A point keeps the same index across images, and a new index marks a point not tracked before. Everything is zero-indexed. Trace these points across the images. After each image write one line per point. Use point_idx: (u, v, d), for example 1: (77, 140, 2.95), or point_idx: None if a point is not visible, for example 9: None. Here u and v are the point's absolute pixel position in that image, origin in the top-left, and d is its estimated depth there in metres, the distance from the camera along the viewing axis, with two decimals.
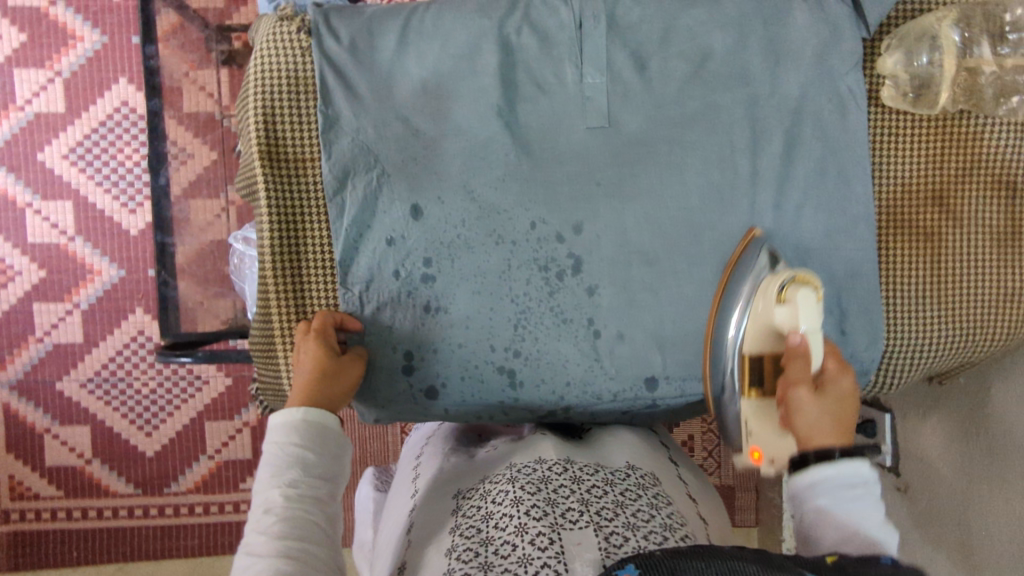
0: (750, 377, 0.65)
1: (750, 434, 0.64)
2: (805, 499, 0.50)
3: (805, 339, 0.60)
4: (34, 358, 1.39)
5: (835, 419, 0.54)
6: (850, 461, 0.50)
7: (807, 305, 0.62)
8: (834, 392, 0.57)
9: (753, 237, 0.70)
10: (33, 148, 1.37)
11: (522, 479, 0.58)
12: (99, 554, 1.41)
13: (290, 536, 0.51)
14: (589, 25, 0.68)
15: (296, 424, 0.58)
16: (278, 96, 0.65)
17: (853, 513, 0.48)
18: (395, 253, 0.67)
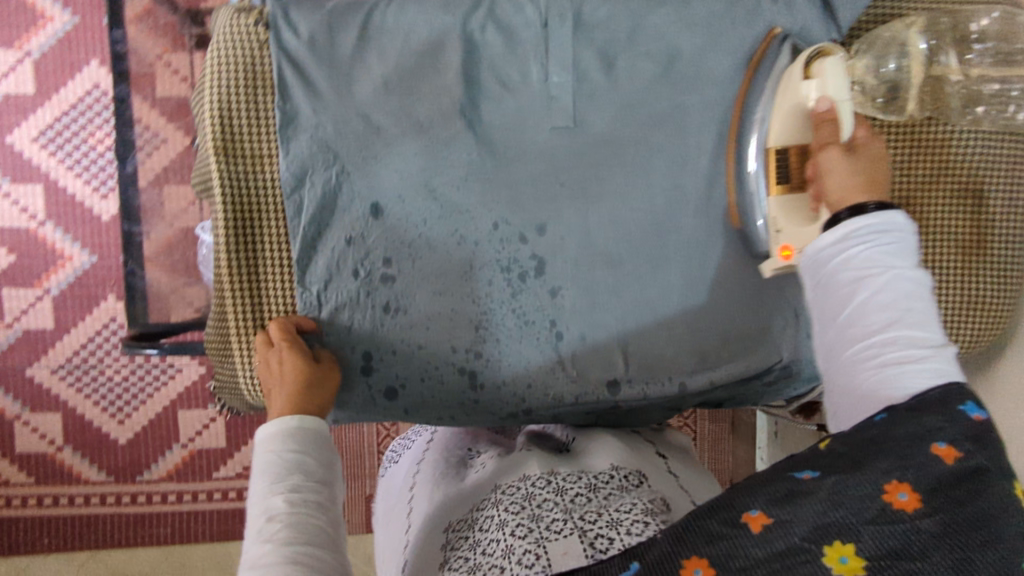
0: (778, 170, 0.64)
1: (779, 232, 0.63)
2: (827, 255, 0.49)
3: (833, 104, 0.59)
4: (4, 343, 1.37)
5: (867, 170, 0.54)
6: (881, 211, 0.48)
7: (835, 75, 0.60)
8: (866, 151, 0.55)
9: (776, 35, 0.68)
10: (2, 131, 1.34)
11: (507, 501, 0.59)
12: (71, 541, 1.41)
13: (295, 538, 0.51)
14: (554, 23, 0.67)
15: (291, 432, 0.58)
16: (234, 89, 0.64)
17: (885, 259, 0.47)
18: (354, 251, 0.66)
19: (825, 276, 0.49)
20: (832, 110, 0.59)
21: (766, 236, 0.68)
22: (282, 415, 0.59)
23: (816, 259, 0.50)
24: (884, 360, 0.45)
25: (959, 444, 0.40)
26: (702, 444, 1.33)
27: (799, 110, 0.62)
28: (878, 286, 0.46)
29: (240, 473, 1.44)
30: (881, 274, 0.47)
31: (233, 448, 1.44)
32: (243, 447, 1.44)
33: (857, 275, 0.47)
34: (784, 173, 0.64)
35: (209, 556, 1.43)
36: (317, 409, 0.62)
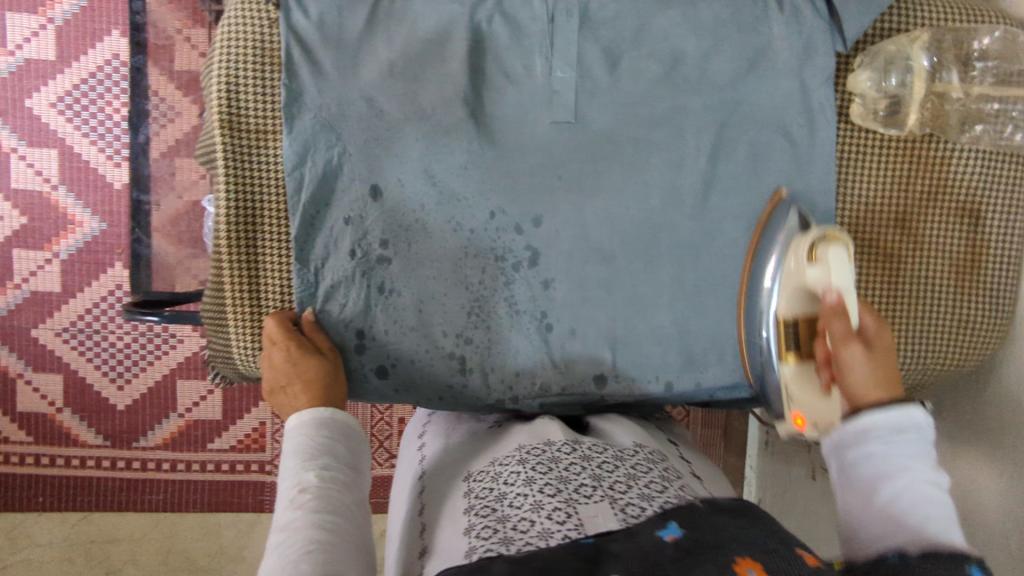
0: (787, 340, 0.63)
1: (791, 399, 0.62)
2: (847, 445, 0.52)
3: (840, 297, 0.57)
4: (11, 304, 1.40)
5: (879, 375, 0.54)
6: (901, 406, 0.51)
7: (838, 263, 0.60)
8: (881, 348, 0.56)
9: (781, 198, 0.70)
10: (21, 95, 1.36)
11: (532, 460, 0.61)
12: (66, 501, 1.44)
13: (324, 510, 0.54)
14: (561, 17, 0.68)
15: (323, 418, 0.61)
16: (242, 64, 0.64)
17: (898, 456, 0.49)
18: (352, 231, 0.68)
19: (849, 473, 0.50)
20: (839, 302, 0.57)
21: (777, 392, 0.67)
22: (310, 407, 0.62)
23: (839, 456, 0.52)
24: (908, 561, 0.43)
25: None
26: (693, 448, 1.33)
27: (806, 290, 0.62)
28: (896, 482, 0.47)
29: (234, 446, 1.47)
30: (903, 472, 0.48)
31: (229, 421, 1.47)
32: (239, 420, 1.47)
33: (876, 471, 0.49)
34: (794, 346, 0.63)
35: (199, 525, 1.46)
36: (339, 403, 0.65)
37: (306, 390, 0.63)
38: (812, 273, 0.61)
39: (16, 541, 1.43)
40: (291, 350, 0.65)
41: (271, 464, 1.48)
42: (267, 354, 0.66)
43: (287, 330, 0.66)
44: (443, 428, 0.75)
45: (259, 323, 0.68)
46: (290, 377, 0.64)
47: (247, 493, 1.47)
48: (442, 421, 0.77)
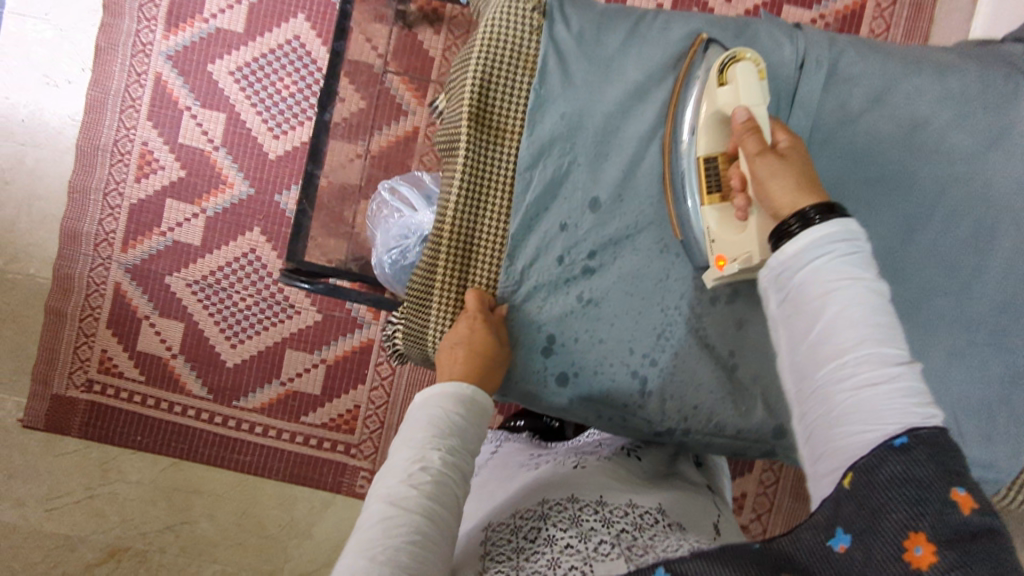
0: (708, 179, 0.64)
1: (714, 240, 0.64)
2: (792, 271, 0.52)
3: (750, 114, 0.59)
4: (154, 249, 1.45)
5: (799, 179, 0.54)
6: (836, 216, 0.51)
7: (747, 80, 0.61)
8: (795, 158, 0.57)
9: (701, 42, 0.69)
10: (206, 59, 1.43)
11: (554, 517, 0.65)
12: (159, 445, 1.46)
13: (434, 498, 0.58)
14: (810, 66, 0.69)
15: (466, 399, 0.65)
16: (499, 64, 0.70)
17: (840, 266, 0.50)
18: (565, 238, 0.70)
19: (789, 292, 0.52)
20: (750, 120, 0.59)
21: (699, 244, 0.68)
22: (461, 381, 0.66)
23: (776, 277, 0.53)
24: (859, 384, 0.47)
25: (977, 493, 0.42)
26: (775, 519, 1.23)
27: (719, 119, 0.63)
28: (843, 297, 0.49)
29: (325, 423, 1.46)
30: (848, 293, 0.49)
31: (326, 399, 1.47)
32: (335, 398, 1.46)
33: (820, 290, 0.50)
34: (711, 185, 0.64)
35: (277, 494, 1.46)
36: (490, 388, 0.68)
37: (467, 358, 0.66)
38: (725, 94, 0.62)
39: (107, 474, 1.45)
40: (475, 323, 0.68)
41: (355, 448, 1.46)
42: (455, 324, 0.70)
43: (483, 308, 0.69)
44: (484, 481, 0.81)
45: (460, 305, 0.72)
46: (457, 341, 0.67)
47: (328, 471, 1.46)
48: (484, 478, 0.82)
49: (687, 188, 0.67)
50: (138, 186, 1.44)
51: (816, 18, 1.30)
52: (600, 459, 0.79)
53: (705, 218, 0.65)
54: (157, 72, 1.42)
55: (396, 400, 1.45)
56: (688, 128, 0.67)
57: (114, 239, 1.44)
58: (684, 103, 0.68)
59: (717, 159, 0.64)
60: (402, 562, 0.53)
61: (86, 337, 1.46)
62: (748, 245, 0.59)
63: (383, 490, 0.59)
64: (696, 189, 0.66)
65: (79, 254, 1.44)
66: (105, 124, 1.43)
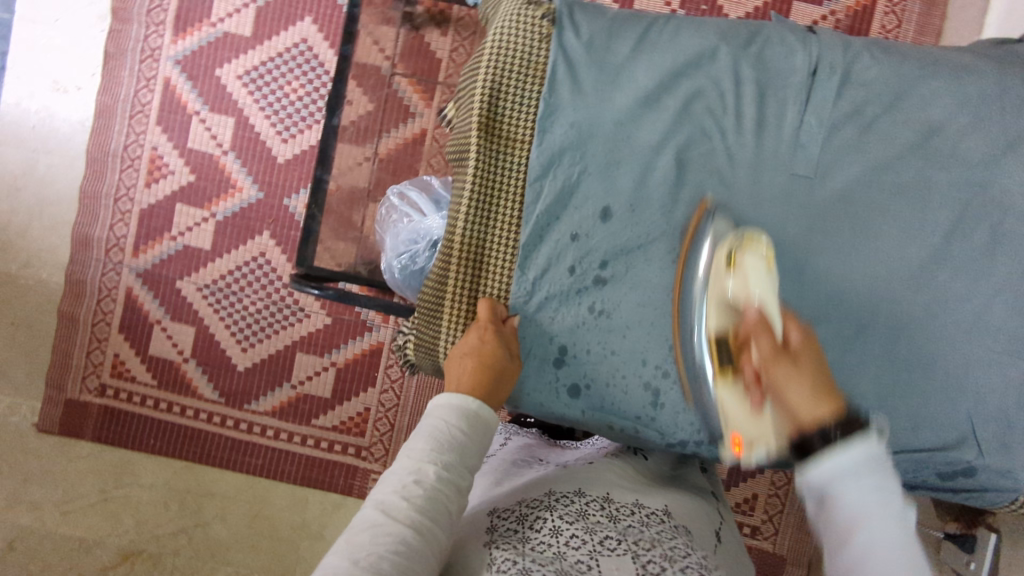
0: (720, 358, 0.65)
1: (728, 420, 0.64)
2: (825, 499, 0.51)
3: (762, 309, 0.62)
4: (164, 254, 1.45)
5: (814, 383, 0.56)
6: (853, 441, 0.52)
7: (756, 270, 0.64)
8: (809, 361, 0.59)
9: (706, 207, 0.68)
10: (214, 63, 1.42)
11: (561, 509, 0.65)
12: (172, 448, 1.47)
13: (424, 513, 0.56)
14: (822, 73, 0.69)
15: (470, 413, 0.63)
16: (509, 73, 0.70)
17: (866, 498, 0.49)
18: (576, 248, 0.70)
19: (823, 508, 0.52)
20: (762, 317, 0.62)
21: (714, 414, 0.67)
22: (464, 394, 0.64)
23: (811, 489, 0.53)
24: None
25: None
26: (788, 523, 1.23)
27: (728, 301, 0.65)
28: (874, 527, 0.48)
29: (336, 426, 1.47)
30: (877, 521, 0.48)
31: (337, 402, 1.47)
32: (346, 401, 1.46)
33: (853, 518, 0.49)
34: (723, 362, 0.64)
35: (289, 496, 1.46)
36: (499, 402, 0.67)
37: (477, 369, 0.66)
38: (732, 282, 0.64)
39: (121, 477, 1.46)
40: (487, 334, 0.68)
41: (366, 450, 1.46)
42: (466, 334, 0.70)
43: (495, 319, 0.70)
44: (491, 469, 0.81)
45: (471, 317, 0.72)
46: (467, 351, 0.67)
47: (338, 474, 1.46)
48: (491, 467, 0.82)
49: (699, 363, 0.67)
50: (148, 191, 1.44)
51: (825, 15, 1.28)
52: (613, 456, 0.79)
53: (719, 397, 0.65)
54: (166, 77, 1.42)
55: (407, 403, 1.45)
56: (700, 300, 0.67)
57: (125, 244, 1.45)
58: (693, 271, 0.68)
59: (727, 339, 0.64)
60: (385, 570, 0.51)
61: (99, 342, 1.47)
62: (766, 432, 0.59)
63: (376, 495, 0.58)
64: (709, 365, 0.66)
65: (90, 259, 1.45)
66: (115, 130, 1.43)
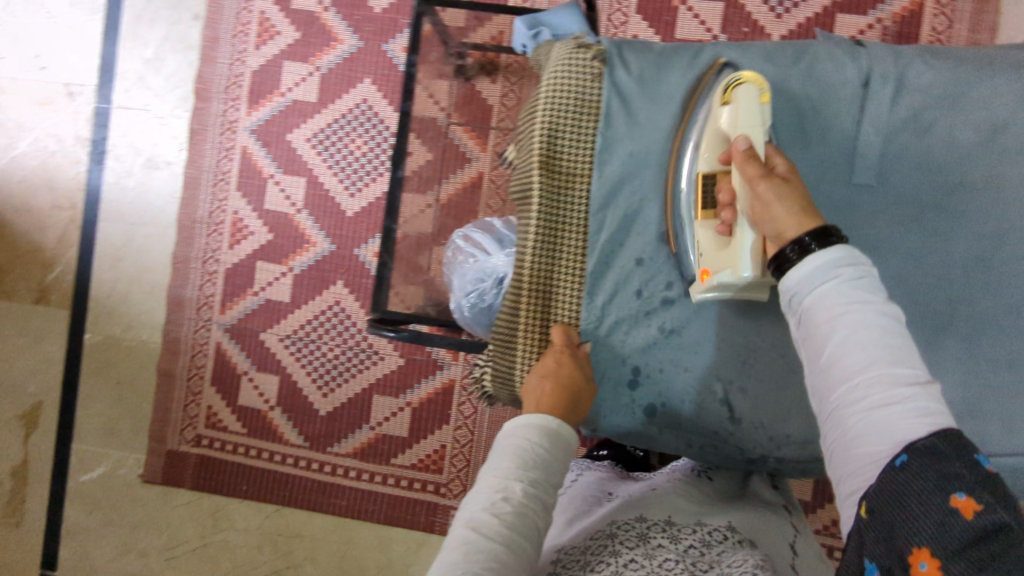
0: (703, 195, 0.67)
1: (700, 255, 0.67)
2: (802, 300, 0.58)
3: (750, 141, 0.63)
4: (249, 308, 1.56)
5: (801, 204, 0.59)
6: (832, 247, 0.57)
7: (749, 101, 0.64)
8: (793, 185, 0.61)
9: (717, 67, 0.71)
10: (285, 130, 1.54)
11: (621, 535, 0.68)
12: (263, 493, 1.54)
13: (515, 530, 0.60)
14: (875, 83, 0.70)
15: (550, 431, 0.67)
16: (565, 112, 0.74)
17: (839, 291, 0.56)
18: (641, 273, 0.73)
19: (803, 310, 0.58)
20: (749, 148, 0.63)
21: (687, 261, 0.70)
22: (540, 412, 0.68)
23: (790, 299, 0.59)
24: (868, 401, 0.52)
25: (978, 497, 0.44)
26: None
27: (719, 135, 0.66)
28: (847, 323, 0.54)
29: (415, 464, 1.51)
30: (851, 318, 0.54)
31: (415, 440, 1.51)
32: (422, 439, 1.51)
33: (831, 311, 0.55)
34: (706, 202, 0.67)
35: (373, 535, 1.50)
36: (576, 420, 0.70)
37: (554, 391, 0.68)
38: (725, 116, 0.65)
39: (218, 522, 1.55)
40: (563, 357, 0.71)
41: (445, 487, 1.49)
42: (542, 359, 0.73)
43: (569, 343, 0.73)
44: (562, 504, 0.85)
45: (544, 344, 0.76)
46: (545, 373, 0.69)
47: (420, 511, 1.49)
48: (562, 501, 0.85)
49: (684, 206, 0.69)
50: (233, 251, 1.56)
51: (871, 24, 1.28)
52: (678, 479, 0.82)
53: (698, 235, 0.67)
54: (243, 146, 1.55)
55: (481, 438, 1.48)
56: (692, 146, 0.69)
57: (213, 302, 1.56)
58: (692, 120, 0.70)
59: (716, 176, 0.66)
60: None
61: (194, 395, 1.57)
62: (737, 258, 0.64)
63: (467, 514, 0.62)
64: (691, 206, 0.68)
65: (184, 318, 1.57)
66: (201, 199, 1.56)
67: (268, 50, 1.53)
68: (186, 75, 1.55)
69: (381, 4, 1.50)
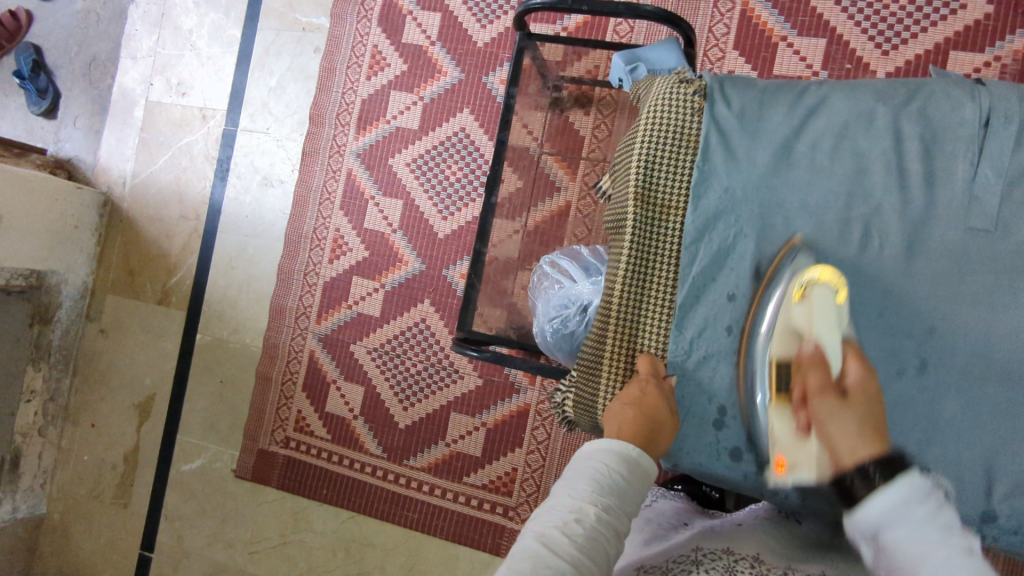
0: (778, 387, 0.70)
1: (774, 443, 0.70)
2: (878, 541, 0.57)
3: (818, 347, 0.68)
4: (342, 320, 1.65)
5: (861, 427, 0.63)
6: (895, 482, 0.57)
7: (825, 304, 0.68)
8: (859, 400, 0.65)
9: (792, 247, 0.70)
10: (388, 154, 1.63)
11: (707, 564, 0.66)
12: (339, 497, 1.60)
13: (586, 552, 0.60)
14: (997, 123, 0.67)
15: (629, 459, 0.67)
16: (664, 146, 0.75)
17: (911, 533, 0.54)
18: (733, 309, 0.73)
19: (878, 548, 0.57)
20: (818, 350, 0.68)
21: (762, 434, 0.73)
22: (623, 441, 0.68)
23: (864, 535, 0.58)
24: None
25: None
26: None
27: (793, 332, 0.70)
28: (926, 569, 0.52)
29: (485, 484, 1.52)
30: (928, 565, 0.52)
31: (488, 460, 1.53)
32: (494, 461, 1.52)
33: (906, 557, 0.54)
34: (781, 387, 0.70)
35: (440, 552, 1.52)
36: (656, 454, 0.70)
37: (637, 420, 0.69)
38: (801, 311, 0.69)
39: (297, 522, 1.62)
40: (648, 388, 0.72)
41: (513, 510, 1.49)
42: (626, 388, 0.74)
43: (655, 374, 0.73)
44: (640, 523, 0.84)
45: (629, 373, 0.77)
46: (629, 401, 0.70)
47: (487, 532, 1.50)
48: (640, 520, 0.85)
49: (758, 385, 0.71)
50: (331, 266, 1.66)
51: (990, 61, 1.21)
52: (765, 519, 0.79)
53: (772, 423, 0.70)
54: (349, 168, 1.65)
55: (552, 464, 1.47)
56: (764, 329, 0.71)
57: (310, 312, 1.67)
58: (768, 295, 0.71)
59: (790, 366, 0.69)
60: None
61: (286, 399, 1.67)
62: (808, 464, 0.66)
63: (537, 529, 0.62)
64: (766, 390, 0.70)
65: (283, 326, 1.68)
66: (308, 216, 1.68)
67: (377, 80, 1.64)
68: (304, 102, 1.69)
69: (483, 39, 1.57)
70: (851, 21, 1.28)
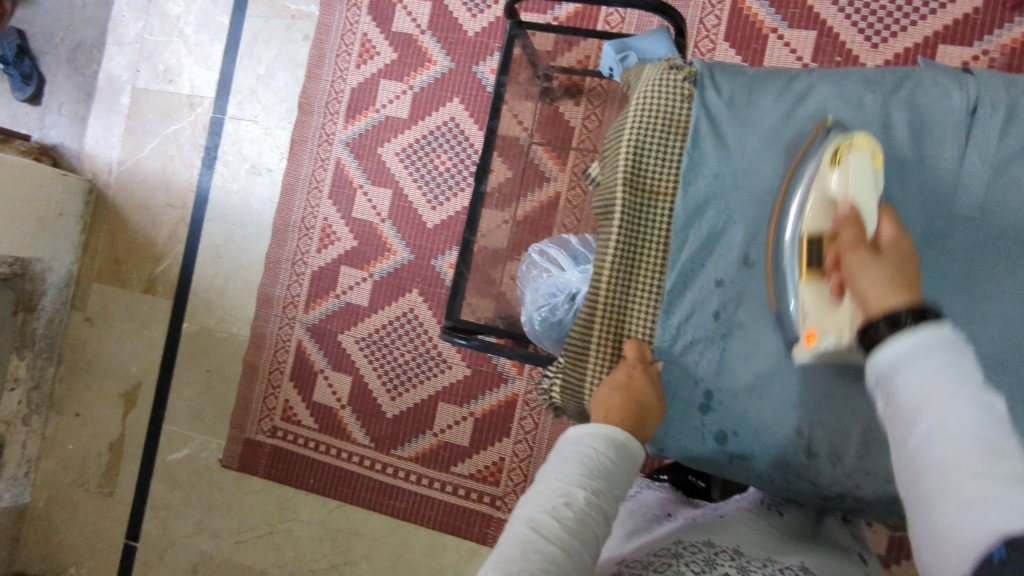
0: (807, 258, 0.65)
1: (806, 318, 0.65)
2: (889, 384, 0.52)
3: (854, 206, 0.62)
4: (330, 310, 1.64)
5: (892, 276, 0.57)
6: (923, 328, 0.51)
7: (862, 169, 0.63)
8: (896, 255, 0.59)
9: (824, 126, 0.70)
10: (377, 144, 1.63)
11: (687, 557, 0.66)
12: (326, 487, 1.60)
13: (574, 535, 0.60)
14: (984, 110, 0.68)
15: (617, 442, 0.67)
16: (653, 132, 0.76)
17: (926, 373, 0.49)
18: (720, 295, 0.73)
19: (890, 395, 0.51)
20: (854, 212, 0.62)
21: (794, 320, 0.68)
22: (610, 425, 0.68)
23: (877, 380, 0.53)
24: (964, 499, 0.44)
25: None
26: None
27: (827, 199, 0.64)
28: (936, 409, 0.47)
29: (473, 474, 1.52)
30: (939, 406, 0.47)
31: (475, 450, 1.53)
32: (482, 450, 1.52)
33: (916, 397, 0.49)
34: (812, 260, 0.65)
35: (428, 541, 1.52)
36: (643, 438, 0.70)
37: (623, 405, 0.69)
38: (836, 175, 0.64)
39: (284, 512, 1.62)
40: (635, 373, 0.72)
41: (501, 500, 1.50)
42: (613, 372, 0.74)
43: (643, 359, 0.74)
44: (624, 517, 0.84)
45: (617, 358, 0.77)
46: (615, 386, 0.71)
47: (474, 521, 1.50)
48: (624, 515, 0.85)
49: (790, 263, 0.67)
50: (320, 255, 1.65)
51: (978, 55, 1.22)
52: (748, 511, 0.80)
53: (802, 298, 0.65)
54: (338, 158, 1.65)
55: (539, 454, 1.48)
56: (795, 214, 0.67)
57: (298, 302, 1.66)
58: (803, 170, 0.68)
59: (821, 236, 0.64)
60: None
61: (273, 389, 1.67)
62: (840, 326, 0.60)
63: (526, 513, 0.63)
64: (797, 267, 0.66)
65: (271, 316, 1.67)
66: (297, 205, 1.67)
67: (367, 69, 1.63)
68: (293, 90, 1.68)
69: (474, 28, 1.57)
70: (841, 14, 1.29)
